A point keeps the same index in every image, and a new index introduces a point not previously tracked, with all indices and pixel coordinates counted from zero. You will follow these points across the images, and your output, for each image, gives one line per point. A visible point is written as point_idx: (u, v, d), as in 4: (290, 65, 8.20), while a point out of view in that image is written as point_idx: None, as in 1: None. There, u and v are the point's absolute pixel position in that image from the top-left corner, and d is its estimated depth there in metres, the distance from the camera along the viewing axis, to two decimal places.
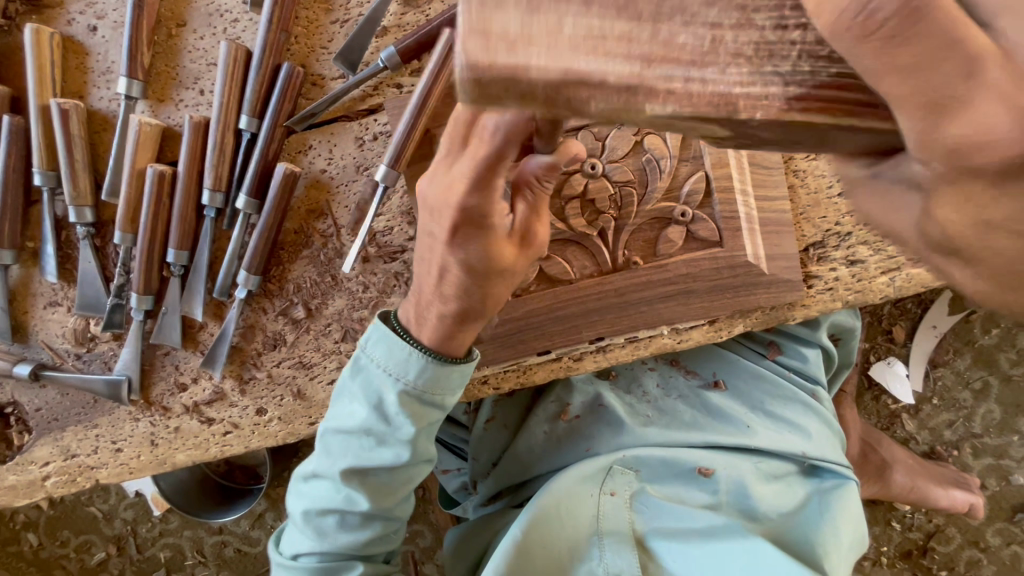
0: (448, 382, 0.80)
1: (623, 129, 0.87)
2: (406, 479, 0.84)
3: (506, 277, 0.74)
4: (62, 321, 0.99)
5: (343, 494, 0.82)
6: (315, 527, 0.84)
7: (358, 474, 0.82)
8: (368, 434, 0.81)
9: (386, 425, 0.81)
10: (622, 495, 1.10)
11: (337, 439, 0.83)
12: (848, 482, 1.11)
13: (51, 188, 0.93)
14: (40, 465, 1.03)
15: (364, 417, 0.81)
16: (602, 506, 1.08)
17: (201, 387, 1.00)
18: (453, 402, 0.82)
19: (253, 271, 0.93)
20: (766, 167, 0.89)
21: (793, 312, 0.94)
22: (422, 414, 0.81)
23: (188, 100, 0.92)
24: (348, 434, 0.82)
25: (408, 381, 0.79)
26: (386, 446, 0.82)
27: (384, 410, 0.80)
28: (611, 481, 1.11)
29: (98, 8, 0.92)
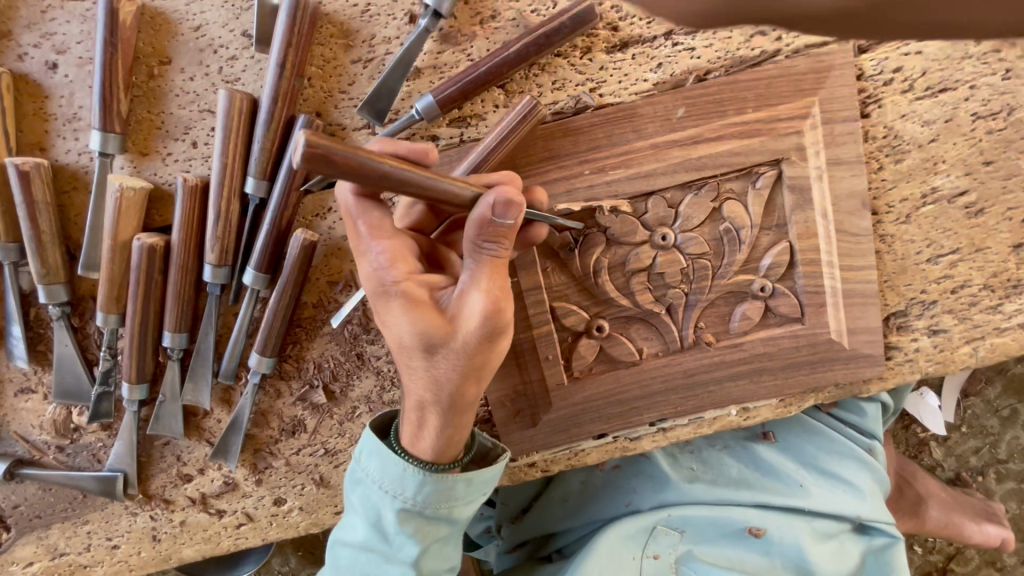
0: (457, 492, 0.70)
1: (700, 195, 0.75)
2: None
3: (449, 358, 0.61)
4: (39, 411, 0.84)
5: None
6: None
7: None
8: (372, 552, 0.72)
9: (388, 544, 0.71)
10: (667, 558, 1.03)
11: (342, 555, 0.74)
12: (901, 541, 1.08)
13: (13, 262, 0.77)
14: (23, 565, 0.90)
15: (365, 536, 0.71)
16: (644, 570, 1.02)
17: (209, 477, 0.88)
18: (465, 512, 0.72)
19: (266, 354, 0.80)
20: (856, 234, 0.78)
21: (868, 385, 0.86)
22: (428, 530, 0.71)
23: (179, 155, 0.76)
24: (352, 550, 0.73)
25: (409, 499, 0.69)
26: (392, 563, 0.72)
27: (385, 529, 0.71)
28: (655, 543, 1.04)
29: (58, 40, 0.74)
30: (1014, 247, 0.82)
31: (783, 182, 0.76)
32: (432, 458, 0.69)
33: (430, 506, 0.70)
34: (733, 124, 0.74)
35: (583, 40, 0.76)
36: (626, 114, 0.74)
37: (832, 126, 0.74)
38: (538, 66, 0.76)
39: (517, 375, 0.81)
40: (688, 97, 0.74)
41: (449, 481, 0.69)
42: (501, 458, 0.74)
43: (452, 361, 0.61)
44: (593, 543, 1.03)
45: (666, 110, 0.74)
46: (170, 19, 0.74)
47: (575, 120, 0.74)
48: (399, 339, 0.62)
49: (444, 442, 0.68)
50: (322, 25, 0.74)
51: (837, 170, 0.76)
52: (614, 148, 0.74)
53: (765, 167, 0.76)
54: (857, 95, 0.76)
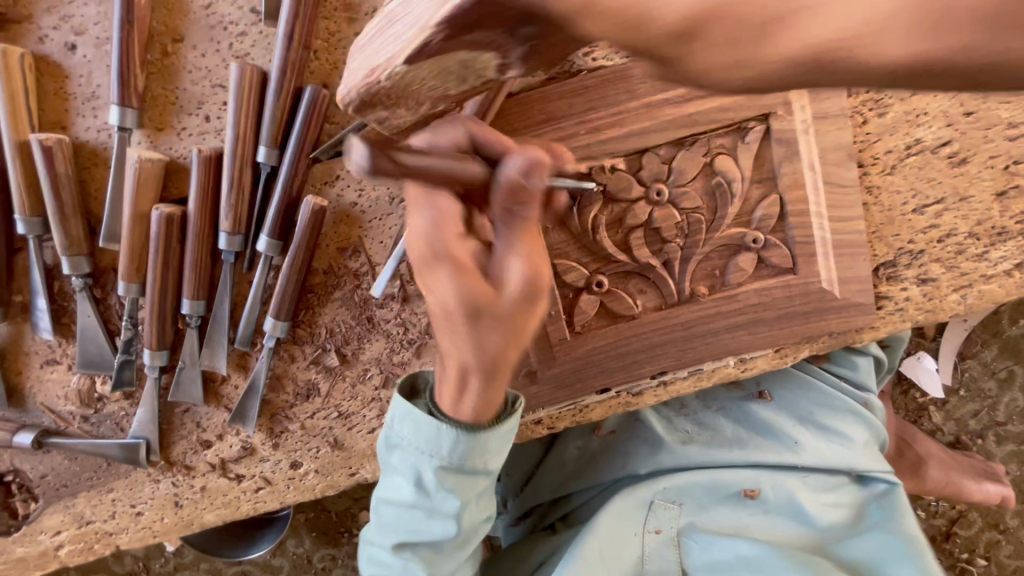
0: (493, 444, 0.72)
1: (691, 151, 0.79)
2: (462, 542, 0.79)
3: (493, 324, 0.56)
4: (64, 381, 0.88)
5: (400, 566, 0.78)
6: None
7: (409, 545, 0.78)
8: (414, 509, 0.75)
9: (431, 500, 0.74)
10: (668, 532, 1.06)
11: (387, 512, 0.78)
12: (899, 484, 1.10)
13: (38, 235, 0.80)
14: (51, 534, 0.94)
15: (408, 494, 0.75)
16: (645, 546, 1.05)
17: (228, 443, 0.91)
18: (497, 464, 0.74)
19: (281, 317, 0.83)
20: (843, 185, 0.81)
21: (861, 335, 0.90)
22: (464, 485, 0.74)
23: (192, 128, 0.80)
24: (397, 506, 0.77)
25: (444, 456, 0.71)
26: (434, 518, 0.76)
27: (426, 487, 0.74)
28: (655, 518, 1.07)
29: (76, 23, 0.78)
30: (998, 195, 0.85)
31: (771, 136, 0.79)
32: (471, 417, 0.69)
33: (467, 461, 0.72)
34: None
35: None
36: (618, 76, 0.77)
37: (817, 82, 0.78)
38: None
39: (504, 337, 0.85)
40: None
41: (478, 440, 0.71)
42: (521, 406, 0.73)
43: (497, 326, 0.56)
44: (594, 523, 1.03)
45: None
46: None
47: (572, 82, 0.78)
48: (443, 305, 0.57)
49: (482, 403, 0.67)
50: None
51: (823, 124, 0.79)
52: (608, 108, 0.78)
53: (753, 123, 0.79)
54: None
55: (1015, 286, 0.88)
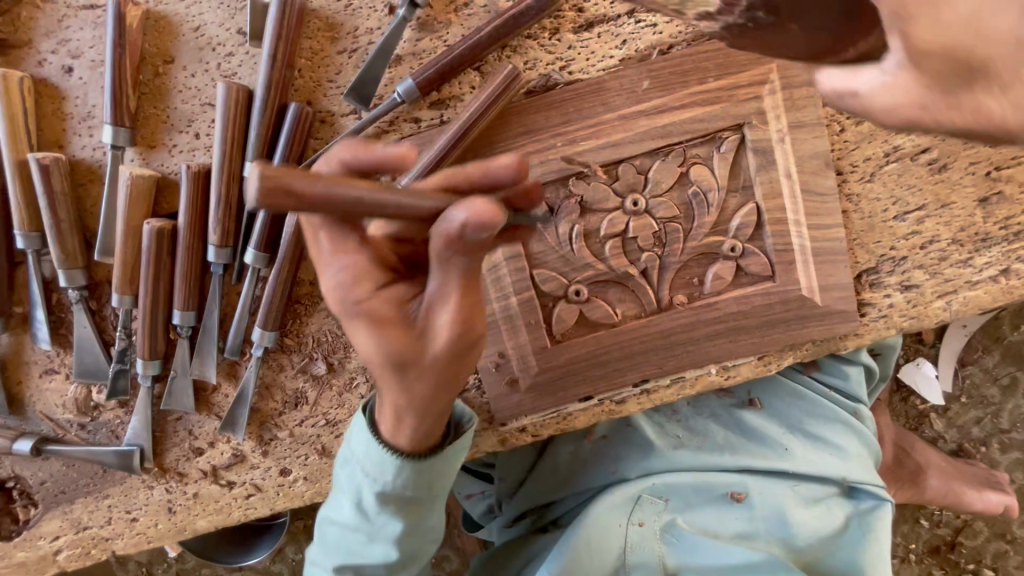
0: (434, 474, 0.72)
1: (667, 161, 0.80)
2: (404, 566, 0.81)
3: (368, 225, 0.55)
4: (62, 391, 0.91)
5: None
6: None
7: (352, 567, 0.79)
8: (358, 531, 0.77)
9: (371, 525, 0.75)
10: (651, 526, 1.07)
11: (333, 527, 0.79)
12: (888, 503, 1.10)
13: (37, 250, 0.83)
14: (50, 539, 0.96)
15: (350, 514, 0.75)
16: (629, 538, 1.05)
17: (219, 450, 0.93)
18: (443, 488, 0.75)
19: (268, 328, 0.85)
20: (821, 193, 0.82)
21: (845, 342, 0.89)
22: (407, 513, 0.74)
23: (182, 145, 0.83)
24: (342, 525, 0.78)
25: (389, 485, 0.71)
26: (374, 542, 0.77)
27: (368, 510, 0.74)
28: (641, 511, 1.07)
29: (73, 46, 0.81)
30: (980, 202, 0.85)
31: (747, 145, 0.80)
32: (408, 447, 0.70)
33: (411, 492, 0.72)
34: (696, 92, 0.78)
35: (551, 21, 0.81)
36: (594, 89, 0.79)
37: (792, 91, 0.79)
38: (511, 48, 0.81)
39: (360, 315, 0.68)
40: (653, 70, 0.79)
41: (424, 467, 0.71)
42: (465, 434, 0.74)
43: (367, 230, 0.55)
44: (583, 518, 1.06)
45: (633, 83, 0.79)
46: (173, 21, 0.80)
47: (548, 95, 0.80)
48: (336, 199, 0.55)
49: (422, 431, 0.68)
50: (311, 20, 0.80)
51: (800, 132, 0.80)
52: (584, 120, 0.79)
53: (728, 132, 0.80)
54: None
55: (1001, 292, 0.88)
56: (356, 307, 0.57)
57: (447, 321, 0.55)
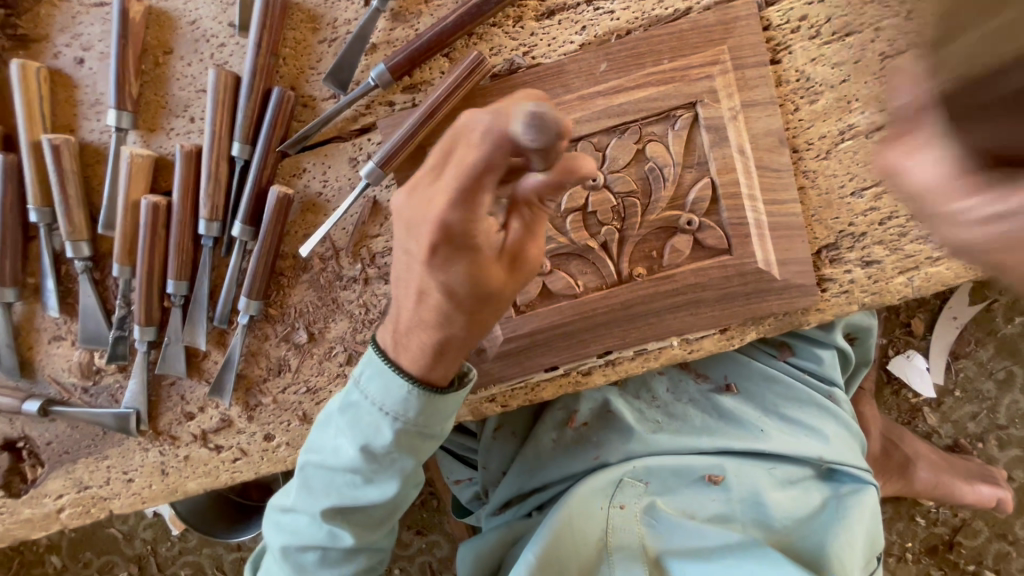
0: (445, 412, 0.76)
1: (624, 139, 0.84)
2: (389, 511, 0.83)
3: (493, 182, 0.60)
4: (67, 356, 0.98)
5: (325, 530, 0.80)
6: (295, 561, 0.82)
7: (339, 511, 0.80)
8: (352, 475, 0.78)
9: (374, 464, 0.77)
10: (632, 508, 1.05)
11: (320, 474, 0.80)
12: (868, 487, 1.08)
13: (48, 223, 0.91)
14: (54, 497, 1.03)
15: (350, 456, 0.76)
16: (610, 519, 1.04)
17: (208, 414, 0.99)
18: (447, 430, 0.79)
19: (253, 297, 0.91)
20: (775, 169, 0.85)
21: (807, 318, 0.91)
22: (410, 451, 0.77)
23: (179, 128, 0.90)
24: (333, 469, 0.79)
25: (405, 421, 0.74)
26: (371, 484, 0.78)
27: (372, 450, 0.76)
28: (621, 493, 1.06)
29: (84, 40, 0.90)
30: None
31: (700, 122, 0.84)
32: (435, 380, 0.74)
33: (421, 428, 0.76)
34: (651, 73, 0.83)
35: (514, 10, 0.87)
36: (554, 71, 0.84)
37: (743, 71, 0.83)
38: (476, 35, 0.87)
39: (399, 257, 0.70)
40: (610, 53, 0.83)
41: (438, 404, 0.75)
42: (471, 374, 0.79)
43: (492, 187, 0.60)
44: (563, 503, 1.04)
45: (590, 66, 0.84)
46: (172, 16, 0.89)
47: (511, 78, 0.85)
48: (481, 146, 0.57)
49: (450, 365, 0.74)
50: (295, 13, 0.88)
51: (751, 110, 0.83)
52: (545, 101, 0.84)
53: (681, 110, 0.84)
54: (765, 43, 0.85)
55: (962, 268, 0.89)
56: (471, 239, 0.62)
57: (531, 259, 0.70)
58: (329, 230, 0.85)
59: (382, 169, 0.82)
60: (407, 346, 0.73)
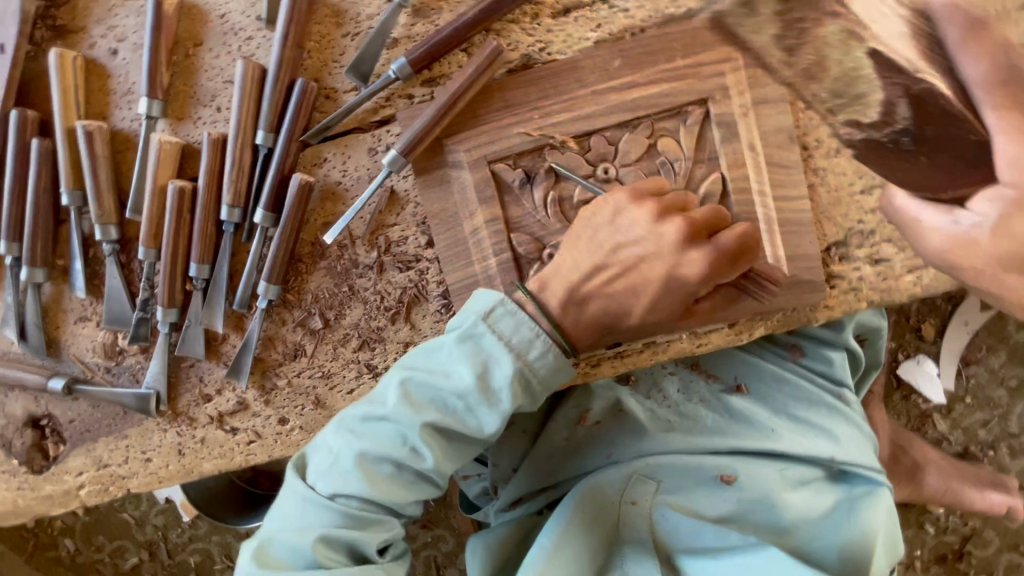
0: (554, 375, 0.79)
1: (635, 133, 0.86)
2: (467, 453, 0.81)
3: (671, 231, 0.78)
4: (92, 336, 1.02)
5: (410, 447, 0.77)
6: (365, 469, 0.77)
7: (431, 431, 0.77)
8: (460, 398, 0.76)
9: (483, 396, 0.76)
10: (644, 505, 1.06)
11: (425, 391, 0.77)
12: (883, 488, 1.06)
13: (78, 207, 0.95)
14: (74, 474, 1.06)
15: (466, 380, 0.75)
16: (623, 515, 1.06)
17: (225, 397, 1.02)
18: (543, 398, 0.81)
19: (272, 281, 0.94)
20: (784, 166, 0.86)
21: (815, 314, 0.92)
22: (518, 398, 0.77)
23: (206, 117, 0.94)
24: (440, 390, 0.77)
25: (530, 363, 0.77)
26: (472, 413, 0.77)
27: (490, 381, 0.76)
28: (633, 490, 1.07)
29: (118, 31, 0.94)
30: None
31: (711, 119, 0.86)
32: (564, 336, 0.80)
33: (543, 368, 0.77)
34: (664, 70, 0.85)
35: (532, 8, 0.89)
36: (569, 67, 0.86)
37: None
38: (494, 31, 0.89)
39: (597, 232, 0.81)
40: (624, 49, 0.86)
41: (559, 364, 0.78)
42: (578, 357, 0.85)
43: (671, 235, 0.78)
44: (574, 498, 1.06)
45: (605, 62, 0.86)
46: (202, 10, 0.93)
47: (528, 73, 0.87)
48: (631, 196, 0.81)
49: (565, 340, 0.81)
50: (320, 8, 0.91)
51: (763, 107, 0.85)
52: (560, 96, 0.87)
53: (693, 107, 0.85)
54: None
55: None
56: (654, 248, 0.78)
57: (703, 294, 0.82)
58: (349, 218, 0.87)
59: (404, 159, 0.85)
60: (571, 314, 0.81)
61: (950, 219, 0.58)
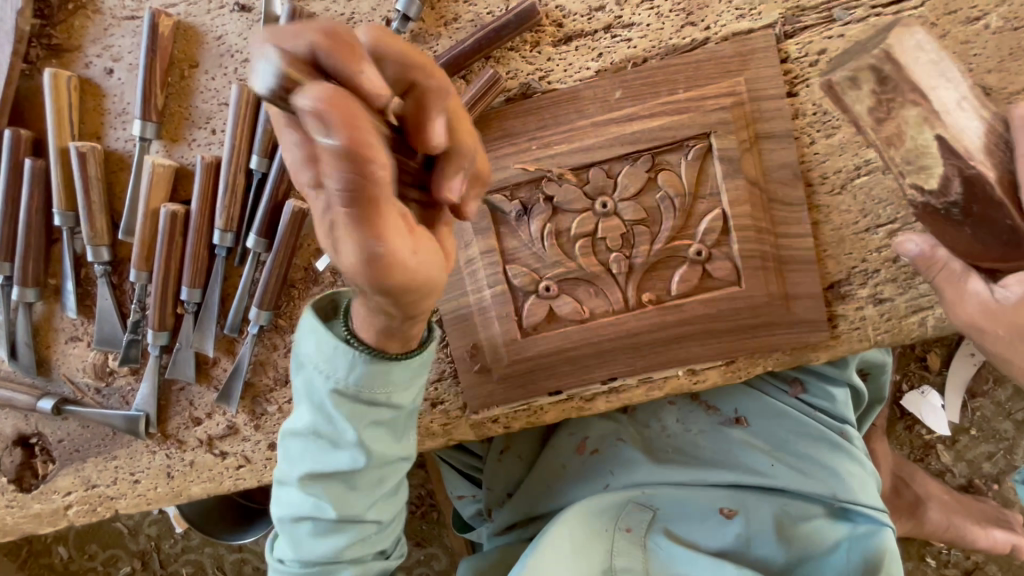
0: (394, 374, 0.69)
1: (636, 166, 0.84)
2: (375, 482, 0.76)
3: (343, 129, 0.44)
4: (82, 356, 1.01)
5: (308, 501, 0.75)
6: (293, 531, 0.77)
7: (317, 480, 0.74)
8: (320, 439, 0.73)
9: (331, 429, 0.72)
10: (638, 533, 0.99)
11: (293, 443, 0.75)
12: (886, 530, 1.02)
13: (71, 228, 0.94)
14: (63, 494, 1.06)
15: (309, 421, 0.72)
16: (615, 543, 0.97)
17: (215, 421, 1.01)
18: (403, 397, 0.71)
19: (264, 307, 0.92)
20: (788, 204, 0.84)
21: (817, 353, 0.89)
22: (367, 414, 0.71)
23: (200, 140, 0.93)
24: (301, 438, 0.74)
25: (347, 380, 0.68)
26: (337, 449, 0.73)
27: (326, 413, 0.71)
28: (628, 516, 1.02)
29: (114, 51, 0.93)
30: None
31: (713, 153, 0.83)
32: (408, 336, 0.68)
33: (370, 376, 0.68)
34: (666, 102, 0.83)
35: (532, 35, 0.87)
36: (569, 97, 0.84)
37: (759, 103, 0.82)
38: (494, 59, 0.88)
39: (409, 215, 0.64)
40: (625, 80, 0.84)
41: (385, 363, 0.68)
42: (432, 341, 0.72)
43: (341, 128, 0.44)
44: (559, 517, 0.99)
45: (605, 93, 0.84)
46: (199, 31, 0.91)
47: (526, 102, 0.86)
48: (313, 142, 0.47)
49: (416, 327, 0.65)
50: None
51: (766, 143, 0.83)
52: (559, 126, 0.85)
53: (695, 140, 0.83)
54: (783, 76, 0.84)
55: None
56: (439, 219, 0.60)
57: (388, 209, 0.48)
58: None
59: None
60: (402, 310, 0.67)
61: (985, 288, 0.68)
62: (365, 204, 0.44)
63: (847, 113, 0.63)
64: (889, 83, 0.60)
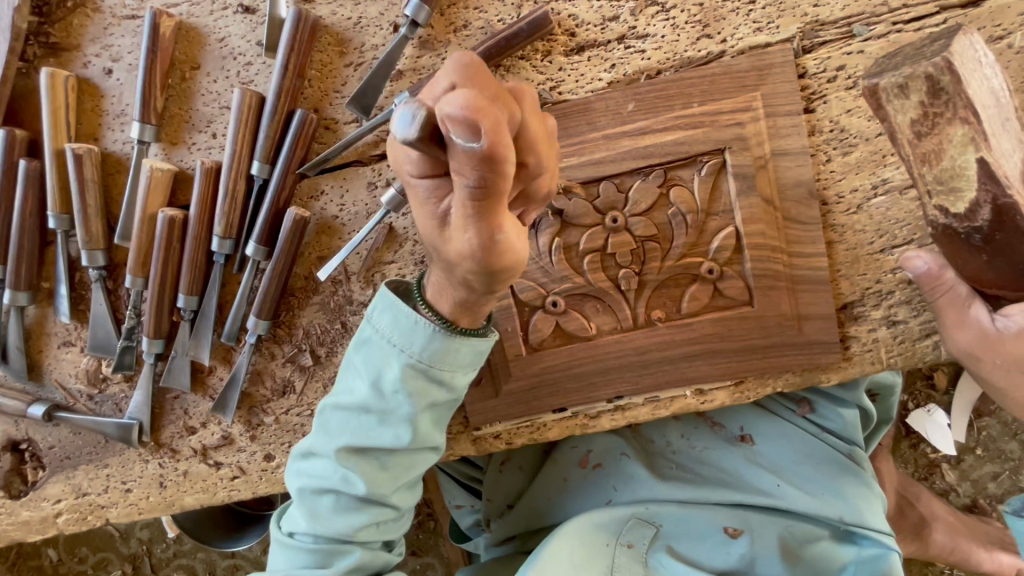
0: (458, 358, 0.68)
1: (647, 181, 0.82)
2: (410, 464, 0.74)
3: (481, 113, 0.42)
4: (75, 362, 0.98)
5: (339, 474, 0.73)
6: (309, 507, 0.75)
7: (356, 454, 0.73)
8: (368, 414, 0.72)
9: (385, 403, 0.70)
10: (640, 549, 0.99)
11: (337, 414, 0.73)
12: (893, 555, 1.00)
13: (65, 231, 0.92)
14: (52, 502, 1.03)
15: (363, 393, 0.71)
16: (616, 560, 0.97)
17: (210, 430, 0.98)
18: (463, 382, 0.71)
19: (262, 316, 0.90)
20: (802, 223, 0.82)
21: (828, 374, 0.87)
22: (427, 394, 0.70)
23: (200, 144, 0.91)
24: (349, 410, 0.73)
25: (415, 356, 0.68)
26: (386, 425, 0.71)
27: (383, 388, 0.70)
28: (631, 532, 1.00)
29: (114, 51, 0.91)
30: None
31: (727, 169, 0.81)
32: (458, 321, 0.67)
33: (433, 353, 0.67)
34: (679, 116, 0.81)
35: (543, 44, 0.85)
36: (580, 108, 0.82)
37: (775, 120, 0.80)
38: (504, 68, 0.86)
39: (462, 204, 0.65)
40: (638, 93, 0.81)
41: (452, 344, 0.67)
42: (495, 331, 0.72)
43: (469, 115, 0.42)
44: (561, 531, 0.97)
45: (618, 105, 0.82)
46: (201, 33, 0.89)
47: None
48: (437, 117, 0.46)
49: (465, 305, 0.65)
50: (323, 36, 0.88)
51: (781, 160, 0.81)
52: (569, 138, 0.83)
53: (708, 156, 0.81)
54: (799, 92, 0.82)
55: None
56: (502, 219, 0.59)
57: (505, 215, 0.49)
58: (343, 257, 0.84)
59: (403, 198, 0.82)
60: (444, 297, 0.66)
61: (987, 318, 0.71)
62: (494, 202, 0.44)
63: (887, 120, 0.61)
64: (942, 95, 0.57)
